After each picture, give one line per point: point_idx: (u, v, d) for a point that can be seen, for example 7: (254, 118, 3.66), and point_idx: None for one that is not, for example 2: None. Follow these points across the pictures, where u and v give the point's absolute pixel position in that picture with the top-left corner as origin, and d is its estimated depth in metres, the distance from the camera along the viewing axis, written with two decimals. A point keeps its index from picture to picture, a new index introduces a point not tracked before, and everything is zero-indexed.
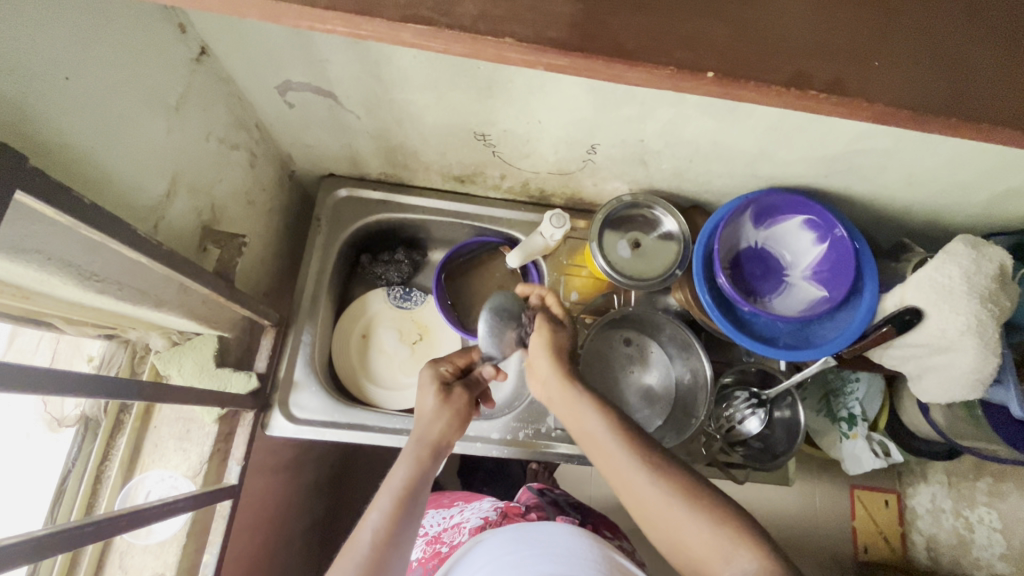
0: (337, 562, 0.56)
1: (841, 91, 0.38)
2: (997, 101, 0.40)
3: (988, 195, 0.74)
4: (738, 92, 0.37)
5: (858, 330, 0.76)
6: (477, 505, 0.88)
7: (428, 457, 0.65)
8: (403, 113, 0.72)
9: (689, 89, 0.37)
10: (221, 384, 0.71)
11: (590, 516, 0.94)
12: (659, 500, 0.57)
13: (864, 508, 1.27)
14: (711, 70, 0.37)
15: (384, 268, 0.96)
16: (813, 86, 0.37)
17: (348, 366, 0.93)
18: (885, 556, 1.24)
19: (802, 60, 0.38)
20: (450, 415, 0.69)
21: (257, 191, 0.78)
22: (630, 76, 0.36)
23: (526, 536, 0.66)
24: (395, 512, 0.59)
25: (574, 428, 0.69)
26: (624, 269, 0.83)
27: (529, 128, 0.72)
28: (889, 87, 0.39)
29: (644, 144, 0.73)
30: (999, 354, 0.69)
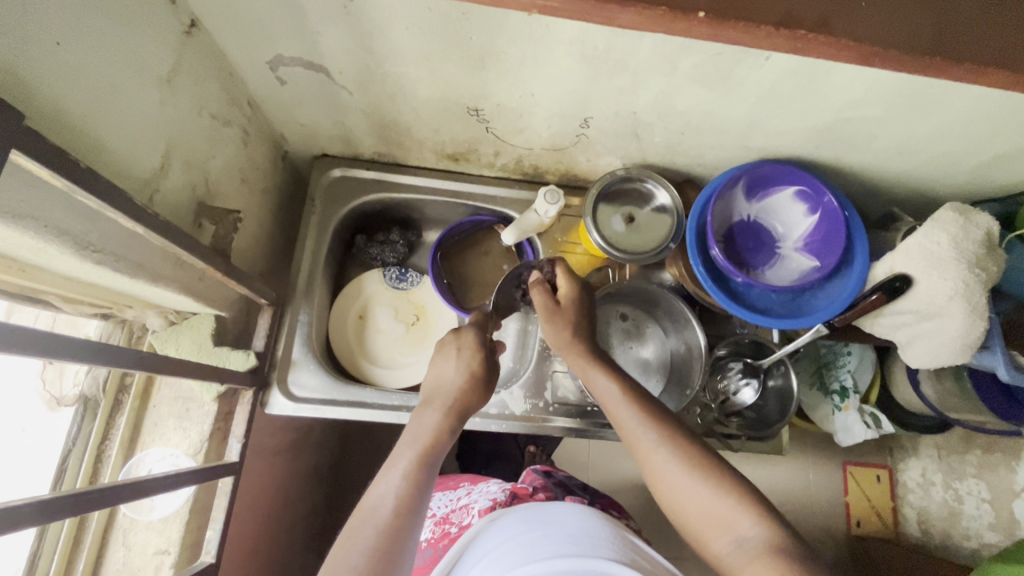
0: (359, 522, 0.57)
1: (829, 32, 0.40)
2: (971, 40, 0.42)
3: (974, 162, 0.75)
4: (725, 33, 0.40)
5: (850, 297, 0.78)
6: (484, 487, 0.89)
7: (451, 421, 0.68)
8: (396, 87, 0.71)
9: (681, 30, 0.40)
10: (219, 361, 0.72)
11: (598, 497, 0.96)
12: (672, 467, 0.60)
13: (856, 483, 1.37)
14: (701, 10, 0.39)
15: (380, 249, 0.97)
16: (801, 28, 0.40)
17: (346, 345, 0.93)
18: (877, 529, 1.33)
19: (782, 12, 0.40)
20: (482, 384, 0.72)
21: (250, 169, 0.78)
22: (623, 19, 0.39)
23: (541, 518, 0.68)
24: (418, 476, 0.61)
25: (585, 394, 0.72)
26: (619, 243, 0.83)
27: (522, 102, 0.72)
28: (873, 27, 0.41)
29: (636, 116, 0.74)
30: (985, 318, 0.71)
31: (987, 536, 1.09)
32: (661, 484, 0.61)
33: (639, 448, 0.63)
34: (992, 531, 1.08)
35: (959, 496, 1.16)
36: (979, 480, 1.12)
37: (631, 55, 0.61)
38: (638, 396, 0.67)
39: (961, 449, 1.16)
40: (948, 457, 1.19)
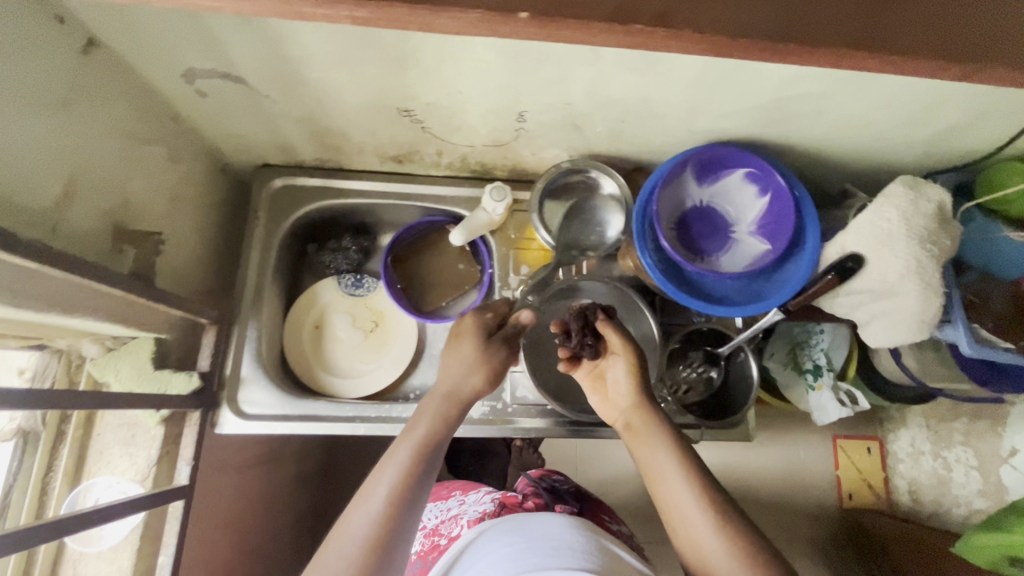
0: (352, 513, 0.58)
1: (668, 26, 0.42)
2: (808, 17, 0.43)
3: (927, 133, 0.72)
4: (552, 31, 0.41)
5: (801, 278, 0.77)
6: (475, 497, 0.90)
7: (454, 408, 0.67)
8: (320, 93, 0.69)
9: (507, 33, 0.41)
10: (160, 387, 0.71)
11: (588, 505, 0.97)
12: (712, 547, 0.59)
13: (846, 455, 1.37)
14: (524, 11, 0.40)
15: (332, 257, 0.95)
16: (637, 23, 0.41)
17: (301, 356, 0.92)
18: (869, 501, 1.34)
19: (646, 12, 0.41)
20: (479, 366, 0.71)
21: (183, 187, 0.75)
22: (441, 23, 0.40)
23: (522, 527, 0.66)
24: (414, 469, 0.60)
25: (638, 452, 0.69)
26: (569, 237, 0.86)
27: (452, 100, 0.70)
28: (712, 18, 0.42)
29: (572, 107, 0.71)
30: (941, 293, 0.69)
31: (975, 503, 1.09)
32: (701, 561, 0.60)
33: (686, 522, 0.61)
34: (980, 499, 1.08)
35: (947, 464, 1.17)
36: (966, 448, 1.12)
37: (551, 46, 0.59)
38: (697, 471, 0.64)
39: (949, 418, 1.16)
40: (937, 427, 1.20)
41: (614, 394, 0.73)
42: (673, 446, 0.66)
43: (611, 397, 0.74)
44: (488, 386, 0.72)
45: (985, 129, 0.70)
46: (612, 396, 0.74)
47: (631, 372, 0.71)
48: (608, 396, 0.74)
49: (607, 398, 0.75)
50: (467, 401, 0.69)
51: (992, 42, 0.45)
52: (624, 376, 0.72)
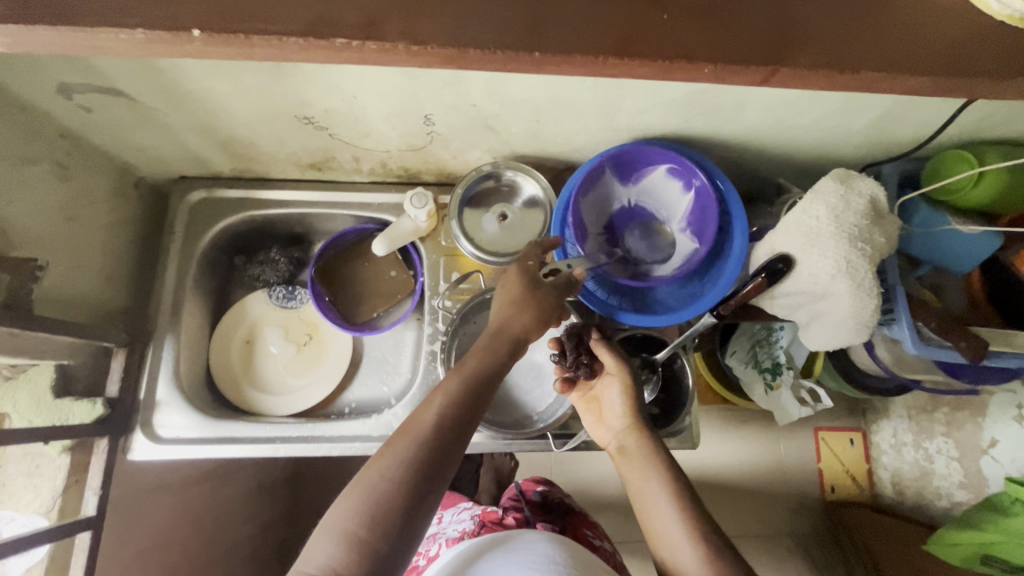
0: (374, 465, 0.53)
1: (373, 36, 0.38)
2: (555, 30, 0.40)
3: (864, 121, 0.68)
4: (227, 42, 0.38)
5: (732, 276, 0.73)
6: (454, 515, 0.90)
7: (497, 356, 0.60)
8: (208, 103, 0.66)
9: (181, 49, 0.38)
10: (61, 417, 0.69)
11: (570, 517, 0.94)
12: None
13: (829, 448, 1.30)
14: (195, 27, 0.37)
15: (260, 269, 0.92)
16: (328, 33, 0.38)
17: (229, 374, 0.89)
18: (853, 494, 1.28)
19: (460, 39, 0.39)
20: (530, 306, 0.63)
21: (81, 206, 0.72)
22: (99, 41, 0.38)
23: (501, 542, 0.64)
24: (444, 433, 0.55)
25: (629, 483, 0.66)
26: (490, 244, 0.81)
27: (349, 105, 0.66)
28: (434, 31, 0.39)
29: (479, 108, 0.67)
30: (877, 294, 0.65)
31: (958, 496, 1.07)
32: None
33: (675, 557, 0.59)
34: (963, 491, 1.05)
35: (928, 456, 1.12)
36: (948, 439, 1.08)
37: None
38: (689, 503, 0.61)
39: (929, 409, 1.12)
40: (917, 418, 1.15)
41: (609, 416, 0.71)
42: (664, 475, 0.63)
43: (607, 418, 0.71)
44: (538, 329, 0.63)
45: (922, 114, 0.65)
46: (607, 418, 0.71)
47: (625, 394, 0.69)
48: (603, 417, 0.72)
49: (602, 419, 0.72)
50: (519, 345, 0.62)
51: (861, 47, 0.42)
52: (619, 396, 0.70)
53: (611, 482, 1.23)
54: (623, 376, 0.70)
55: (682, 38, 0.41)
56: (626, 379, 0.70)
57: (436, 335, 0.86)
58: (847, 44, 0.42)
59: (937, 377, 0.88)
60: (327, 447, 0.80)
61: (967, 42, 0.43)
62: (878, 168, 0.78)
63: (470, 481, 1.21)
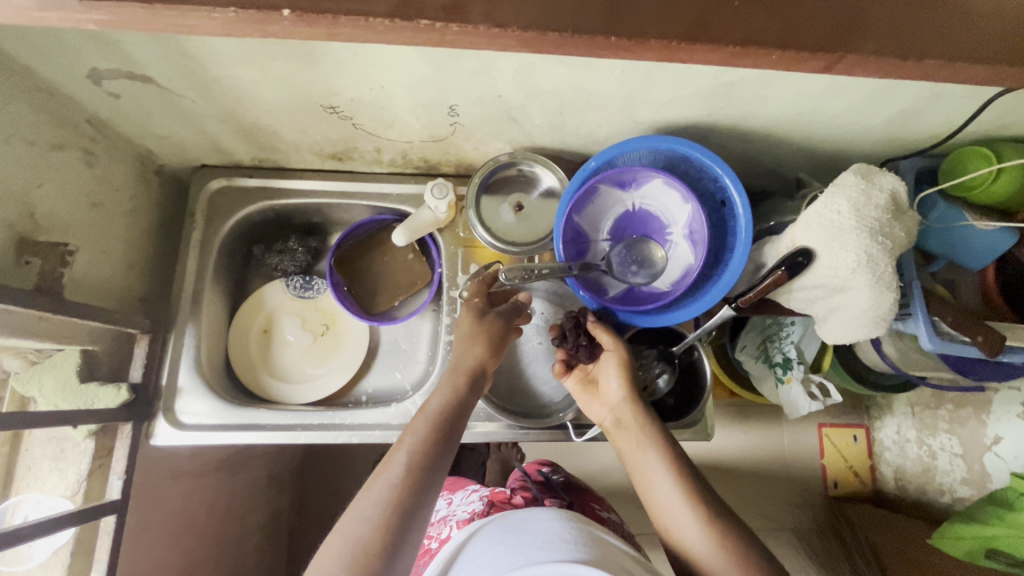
0: (357, 503, 0.55)
1: (462, 19, 0.39)
2: (639, 13, 0.41)
3: (884, 117, 0.68)
4: (326, 26, 0.38)
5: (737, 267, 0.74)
6: (464, 497, 0.91)
7: (460, 387, 0.67)
8: (237, 91, 0.66)
9: (281, 32, 0.39)
10: (87, 402, 0.69)
11: (578, 494, 0.96)
12: (704, 545, 0.57)
13: (832, 443, 1.32)
14: (287, 7, 0.38)
15: (278, 258, 0.92)
16: (423, 18, 0.38)
17: (248, 362, 0.90)
18: (855, 489, 1.29)
19: (540, 21, 0.40)
20: (480, 339, 0.72)
21: (105, 193, 0.72)
22: (191, 19, 0.38)
23: (514, 523, 0.64)
24: (420, 463, 0.57)
25: (626, 456, 0.68)
26: (508, 235, 0.82)
27: (375, 95, 0.66)
28: (519, 14, 0.40)
29: (504, 100, 0.67)
30: (896, 288, 0.66)
31: (960, 492, 1.07)
32: (689, 559, 0.58)
33: (673, 521, 0.60)
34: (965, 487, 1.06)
35: (932, 452, 1.14)
36: (951, 435, 1.09)
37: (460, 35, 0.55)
38: (685, 470, 0.62)
39: (933, 406, 1.13)
40: (921, 414, 1.16)
41: (606, 392, 0.72)
42: (658, 444, 0.64)
43: (603, 394, 0.73)
44: (491, 358, 0.72)
45: (943, 110, 0.66)
46: (602, 394, 0.72)
47: (618, 370, 0.70)
48: (600, 394, 0.73)
49: (597, 396, 0.74)
50: (479, 376, 0.69)
51: (905, 39, 0.42)
52: (614, 373, 0.71)
53: (618, 474, 1.25)
54: (617, 353, 0.71)
55: (750, 24, 0.41)
56: (619, 354, 0.71)
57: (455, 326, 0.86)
58: (892, 37, 0.42)
59: (944, 374, 0.88)
60: (347, 435, 0.81)
61: (1004, 35, 0.43)
62: (896, 164, 0.78)
63: (478, 472, 1.22)
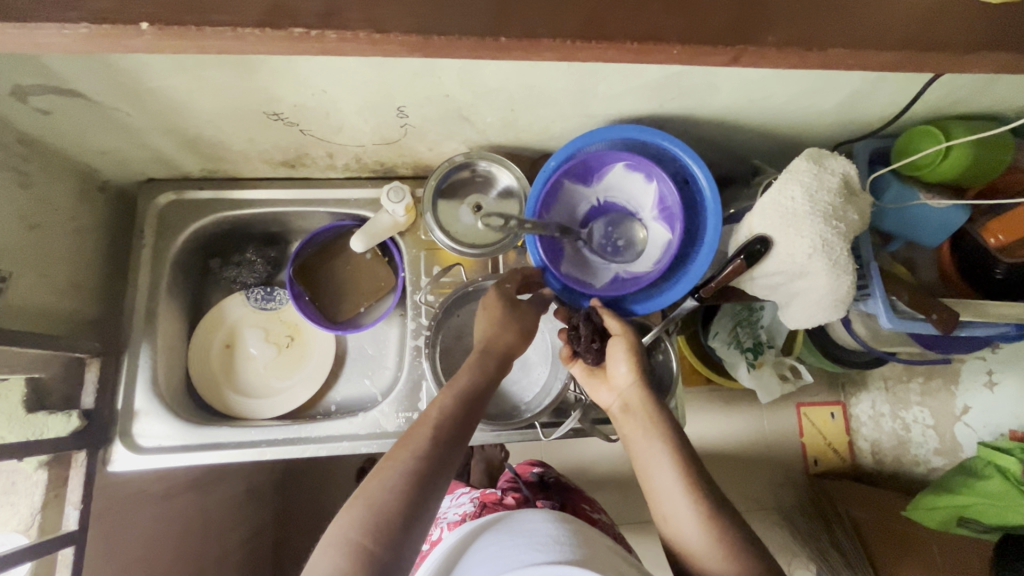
0: (369, 485, 0.55)
1: (340, 26, 0.39)
2: (526, 15, 0.41)
3: (835, 101, 0.68)
4: (188, 37, 0.38)
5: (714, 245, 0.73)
6: (453, 500, 0.91)
7: (485, 369, 0.66)
8: (172, 101, 0.63)
9: (138, 44, 0.38)
10: (37, 432, 0.66)
11: (569, 494, 0.95)
12: (701, 539, 0.57)
13: (810, 422, 1.29)
14: (144, 21, 0.37)
15: (236, 271, 0.91)
16: (295, 26, 0.38)
17: (210, 379, 0.87)
18: (834, 465, 1.28)
19: (424, 22, 0.40)
20: (512, 326, 0.70)
21: (44, 213, 0.69)
22: (48, 31, 0.37)
23: (508, 524, 0.63)
24: (435, 447, 0.58)
25: (631, 442, 0.66)
26: (467, 237, 0.81)
27: (319, 100, 0.64)
28: (399, 18, 0.40)
29: (453, 99, 0.66)
30: (852, 271, 0.66)
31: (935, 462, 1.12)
32: (685, 549, 0.58)
33: (672, 515, 0.59)
34: (939, 458, 1.11)
35: (905, 425, 1.17)
36: (923, 407, 1.14)
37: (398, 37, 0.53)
38: (690, 463, 0.61)
39: (904, 379, 1.17)
40: (894, 389, 1.19)
41: (614, 376, 0.69)
42: (665, 434, 0.63)
43: (611, 377, 0.70)
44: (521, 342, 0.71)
45: (890, 91, 0.66)
46: (611, 378, 0.70)
47: (627, 355, 0.68)
48: (608, 378, 0.70)
49: (606, 379, 0.71)
50: (505, 359, 0.68)
51: (815, 29, 0.43)
52: (623, 357, 0.68)
53: (603, 467, 1.25)
54: (627, 338, 0.69)
55: (652, 19, 0.42)
56: (630, 340, 0.68)
57: (420, 329, 0.85)
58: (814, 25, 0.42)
59: (910, 347, 0.90)
60: (314, 449, 0.79)
61: (916, 22, 0.44)
62: (851, 145, 0.79)
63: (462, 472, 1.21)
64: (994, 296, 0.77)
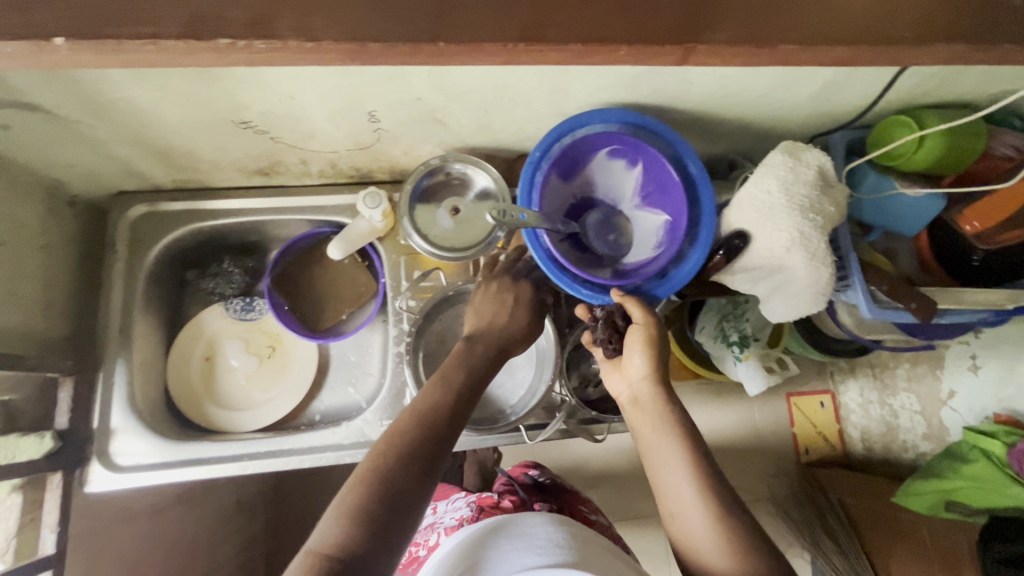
0: (389, 432, 0.57)
1: (271, 35, 0.40)
2: (461, 21, 0.42)
3: (809, 93, 0.68)
4: (114, 51, 0.39)
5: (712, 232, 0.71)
6: (450, 503, 0.90)
7: (491, 342, 0.69)
8: (137, 112, 0.62)
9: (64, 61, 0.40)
10: (10, 455, 0.64)
11: (567, 497, 0.95)
12: (711, 542, 0.57)
13: (801, 412, 1.21)
14: (58, 37, 0.38)
15: (213, 282, 0.90)
16: (229, 38, 0.40)
17: (189, 394, 0.86)
18: (825, 453, 1.21)
19: (356, 32, 0.41)
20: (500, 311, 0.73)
21: (10, 230, 0.67)
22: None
23: (504, 526, 0.63)
24: (449, 401, 0.60)
25: (643, 437, 0.65)
26: (446, 241, 0.79)
27: (289, 106, 0.63)
28: (330, 28, 0.41)
29: (425, 102, 0.65)
30: (831, 263, 0.66)
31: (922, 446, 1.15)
32: (694, 550, 0.58)
33: (684, 515, 0.59)
34: (926, 441, 1.14)
35: (893, 411, 1.17)
36: (909, 393, 1.17)
37: None
38: (702, 461, 0.60)
39: (891, 365, 1.19)
40: (881, 376, 1.18)
41: (625, 368, 0.68)
42: (679, 432, 0.62)
43: (624, 367, 0.68)
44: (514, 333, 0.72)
45: (863, 82, 0.66)
46: (623, 368, 0.68)
47: (643, 347, 0.66)
48: (620, 368, 0.69)
49: (618, 367, 0.69)
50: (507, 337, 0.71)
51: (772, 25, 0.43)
52: (639, 350, 0.67)
53: (598, 465, 1.25)
54: (645, 328, 0.67)
55: (591, 22, 0.44)
56: (647, 331, 0.67)
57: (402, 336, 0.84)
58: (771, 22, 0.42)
59: (894, 335, 0.90)
60: (298, 461, 0.78)
61: None
62: (827, 137, 0.79)
63: (455, 475, 1.20)
64: (970, 283, 0.78)
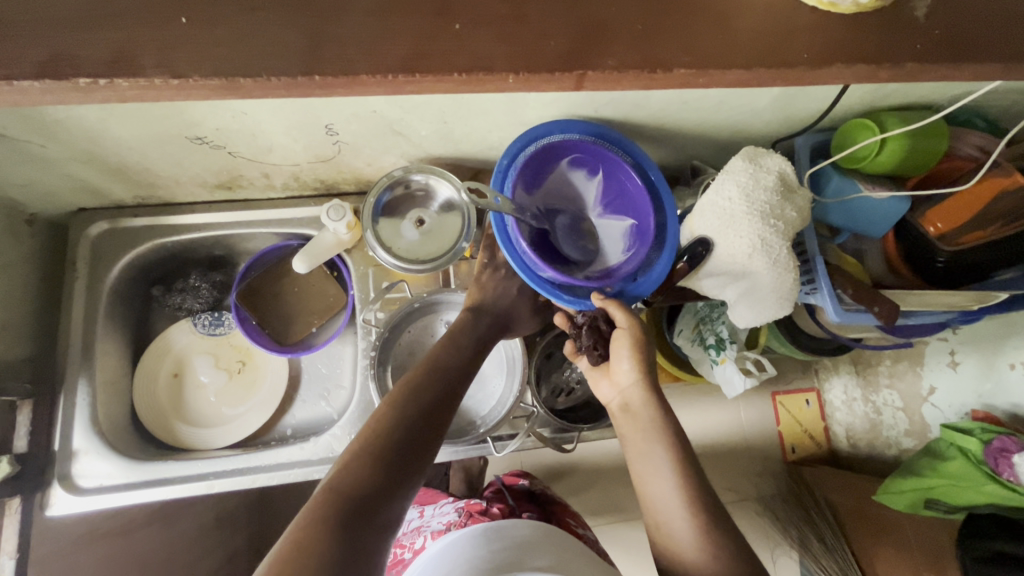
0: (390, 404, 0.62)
1: (139, 75, 0.41)
2: (348, 51, 0.43)
3: (770, 97, 0.68)
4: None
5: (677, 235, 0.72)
6: (438, 508, 0.90)
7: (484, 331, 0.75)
8: (84, 132, 0.61)
9: None
10: None
11: (555, 505, 0.93)
12: (693, 552, 0.57)
13: (787, 411, 1.18)
14: None
15: (181, 298, 0.88)
16: (93, 77, 0.41)
17: (156, 411, 0.85)
18: (811, 451, 1.18)
19: (227, 67, 0.42)
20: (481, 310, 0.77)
21: None
22: None
23: (497, 531, 0.66)
24: (444, 375, 0.66)
25: (631, 443, 0.65)
26: (412, 253, 0.79)
27: (241, 122, 0.63)
28: (203, 63, 0.41)
29: (380, 115, 0.64)
30: (795, 267, 0.66)
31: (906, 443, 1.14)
32: (676, 558, 0.59)
33: (669, 524, 0.60)
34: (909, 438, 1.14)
35: (876, 408, 1.16)
36: (892, 390, 1.16)
37: None
38: (688, 471, 0.61)
39: (873, 362, 1.17)
40: (863, 371, 1.17)
41: (615, 374, 0.68)
42: (667, 440, 0.62)
43: (614, 373, 0.69)
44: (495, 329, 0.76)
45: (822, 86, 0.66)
46: (613, 374, 0.69)
47: (631, 353, 0.66)
48: (610, 374, 0.69)
49: (608, 373, 0.70)
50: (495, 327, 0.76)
51: None
52: (626, 355, 0.67)
53: None
54: (631, 333, 0.67)
55: (476, 50, 0.44)
56: (635, 337, 0.66)
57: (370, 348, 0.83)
58: None
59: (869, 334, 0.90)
60: (267, 478, 0.77)
61: None
62: (791, 141, 0.78)
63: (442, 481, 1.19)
64: (939, 283, 0.78)
